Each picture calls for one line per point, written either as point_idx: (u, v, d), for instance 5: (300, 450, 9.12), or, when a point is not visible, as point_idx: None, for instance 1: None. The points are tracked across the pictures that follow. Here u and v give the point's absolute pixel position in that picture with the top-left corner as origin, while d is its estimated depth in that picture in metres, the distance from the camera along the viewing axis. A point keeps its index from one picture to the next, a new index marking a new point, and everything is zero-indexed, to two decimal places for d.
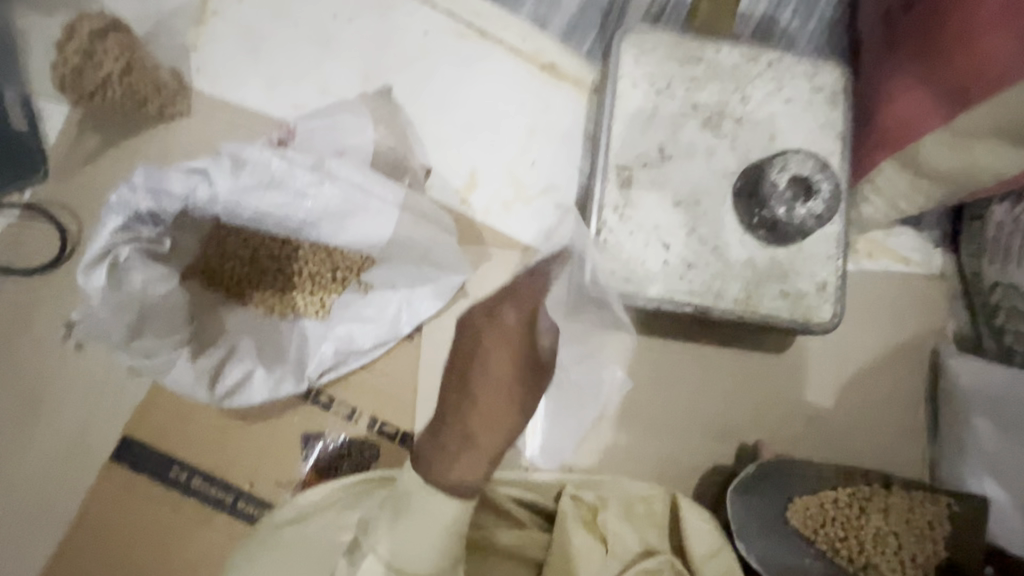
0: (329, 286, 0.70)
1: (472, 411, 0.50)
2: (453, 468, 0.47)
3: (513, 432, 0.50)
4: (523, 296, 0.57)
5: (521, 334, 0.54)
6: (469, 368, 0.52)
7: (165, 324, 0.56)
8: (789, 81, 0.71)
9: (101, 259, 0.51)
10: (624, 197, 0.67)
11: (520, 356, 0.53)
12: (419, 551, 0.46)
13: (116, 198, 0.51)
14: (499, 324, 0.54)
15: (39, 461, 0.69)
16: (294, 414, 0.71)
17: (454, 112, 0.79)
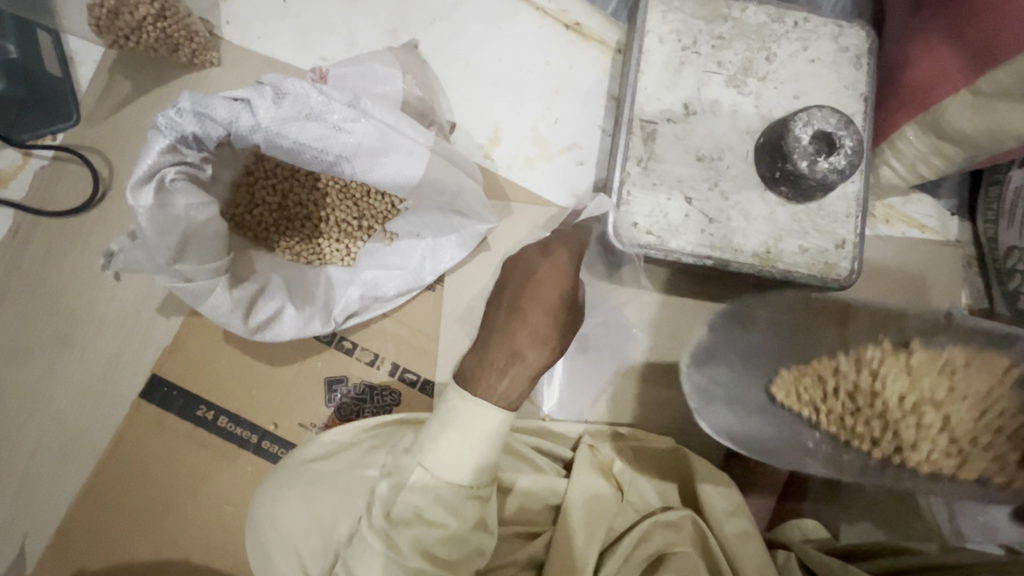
0: (355, 234, 0.72)
1: (522, 334, 0.56)
2: (499, 382, 0.54)
3: (553, 350, 0.58)
4: (565, 245, 0.64)
5: (569, 271, 0.61)
6: (519, 293, 0.60)
7: (207, 250, 0.57)
8: (814, 41, 0.71)
9: (149, 178, 0.53)
10: (648, 151, 0.68)
11: (564, 289, 0.60)
12: (463, 455, 0.53)
13: (164, 119, 0.53)
14: (553, 259, 0.61)
15: (71, 396, 0.71)
16: (318, 358, 0.73)
17: (479, 68, 0.80)
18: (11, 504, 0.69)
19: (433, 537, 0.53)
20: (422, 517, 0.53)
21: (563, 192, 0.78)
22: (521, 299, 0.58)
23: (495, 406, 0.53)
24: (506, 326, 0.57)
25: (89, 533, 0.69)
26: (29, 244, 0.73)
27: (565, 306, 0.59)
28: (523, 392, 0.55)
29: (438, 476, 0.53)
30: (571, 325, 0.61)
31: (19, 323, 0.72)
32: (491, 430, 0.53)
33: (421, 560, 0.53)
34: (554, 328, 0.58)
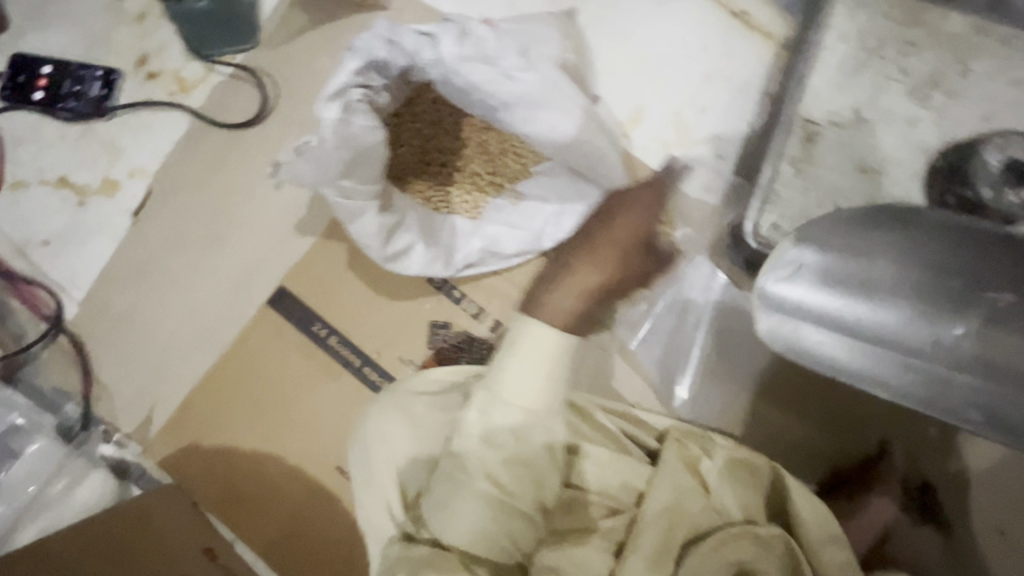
0: (484, 188, 0.74)
1: (587, 258, 0.61)
2: (552, 298, 0.58)
3: (616, 275, 0.60)
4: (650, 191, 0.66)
5: (652, 214, 0.63)
6: (591, 229, 0.65)
7: (369, 174, 0.61)
8: (1022, 61, 0.64)
9: (336, 94, 0.59)
10: (806, 152, 0.64)
11: (637, 228, 0.62)
12: (530, 380, 0.55)
13: (360, 43, 0.62)
14: (627, 200, 0.65)
15: (209, 290, 0.78)
16: (427, 301, 0.76)
17: (633, 45, 0.79)
18: (146, 374, 0.78)
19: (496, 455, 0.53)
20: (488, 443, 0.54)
21: (696, 183, 0.76)
22: (592, 232, 0.64)
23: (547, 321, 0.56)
24: (571, 254, 0.62)
25: (205, 413, 0.76)
26: (199, 150, 0.80)
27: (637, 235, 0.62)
28: (576, 308, 0.58)
29: (503, 401, 0.55)
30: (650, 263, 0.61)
31: (179, 216, 0.80)
32: (556, 355, 0.56)
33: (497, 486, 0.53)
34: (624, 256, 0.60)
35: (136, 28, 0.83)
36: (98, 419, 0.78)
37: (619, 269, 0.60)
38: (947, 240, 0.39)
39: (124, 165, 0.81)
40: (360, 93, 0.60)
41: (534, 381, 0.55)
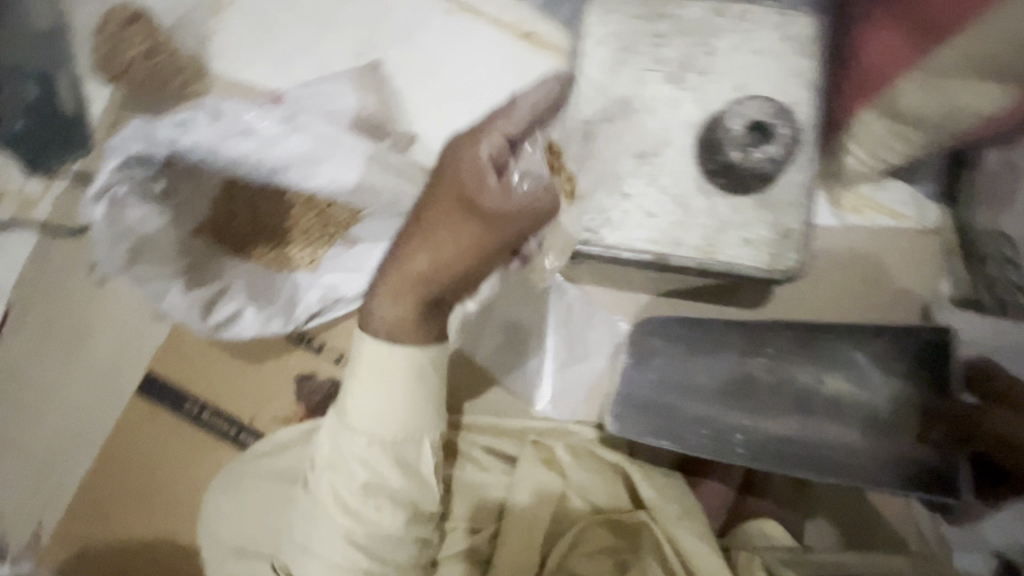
0: (319, 241, 0.77)
1: (421, 252, 0.60)
2: (382, 305, 0.60)
3: (455, 263, 0.61)
4: (478, 163, 0.62)
5: (483, 166, 0.62)
6: (423, 201, 0.64)
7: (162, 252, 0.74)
8: (757, 33, 0.71)
9: (103, 196, 0.70)
10: (584, 152, 0.71)
11: (461, 189, 0.61)
12: (375, 410, 0.57)
13: (113, 147, 0.69)
14: (463, 155, 0.63)
15: (78, 392, 0.80)
16: (289, 357, 0.79)
17: (439, 82, 0.85)
18: (30, 488, 0.78)
19: (339, 504, 0.57)
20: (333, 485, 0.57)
21: None
22: (427, 200, 0.63)
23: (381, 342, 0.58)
24: (419, 225, 0.62)
25: (94, 512, 0.77)
26: (46, 260, 0.82)
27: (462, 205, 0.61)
28: (405, 316, 0.59)
29: (347, 426, 0.58)
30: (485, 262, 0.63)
31: (36, 327, 0.81)
32: (397, 374, 0.57)
33: (350, 519, 0.57)
34: (466, 250, 0.60)
35: None
36: None
37: (467, 246, 0.60)
38: (728, 374, 0.71)
39: None
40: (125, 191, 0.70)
41: (391, 411, 0.57)
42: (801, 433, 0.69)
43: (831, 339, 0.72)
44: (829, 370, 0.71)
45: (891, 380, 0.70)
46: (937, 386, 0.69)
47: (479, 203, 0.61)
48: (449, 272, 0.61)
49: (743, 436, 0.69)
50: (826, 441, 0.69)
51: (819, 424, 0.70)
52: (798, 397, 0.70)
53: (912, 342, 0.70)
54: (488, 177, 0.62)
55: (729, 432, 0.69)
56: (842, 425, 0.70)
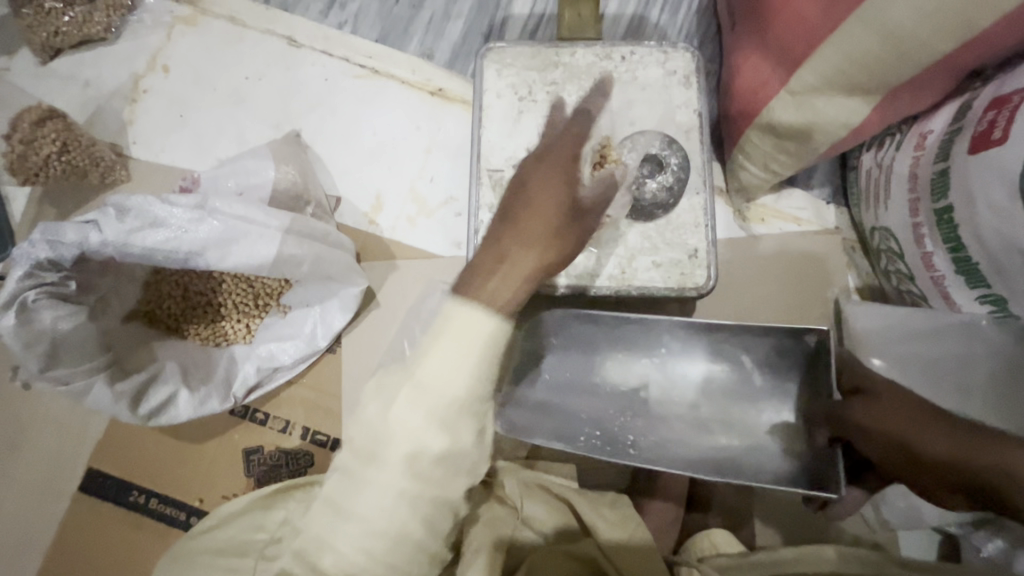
0: (253, 312, 0.78)
1: (533, 220, 0.47)
2: (490, 282, 0.46)
3: (554, 251, 0.47)
4: (570, 135, 0.53)
5: (564, 171, 0.50)
6: (512, 197, 0.48)
7: (79, 355, 0.61)
8: (642, 70, 0.76)
9: (10, 304, 0.57)
10: (497, 197, 0.73)
11: (563, 197, 0.48)
12: (435, 382, 0.45)
13: (17, 250, 0.56)
14: (547, 159, 0.50)
15: (12, 500, 0.76)
16: (234, 432, 0.78)
17: (357, 143, 0.88)
18: None
19: (409, 457, 0.46)
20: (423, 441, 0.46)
21: (446, 243, 0.84)
22: (511, 204, 0.48)
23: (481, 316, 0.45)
24: (507, 226, 0.47)
25: None
26: None
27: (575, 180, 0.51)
28: (519, 297, 0.47)
29: (415, 391, 0.46)
30: (577, 232, 0.50)
31: None
32: (478, 337, 0.45)
33: (413, 485, 0.47)
34: (553, 234, 0.47)
35: None
36: None
37: (553, 254, 0.47)
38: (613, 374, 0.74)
39: None
40: (38, 294, 0.58)
41: (464, 376, 0.45)
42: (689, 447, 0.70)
43: (729, 338, 0.71)
44: (717, 369, 0.73)
45: (773, 383, 0.72)
46: (811, 386, 0.70)
47: (582, 197, 0.50)
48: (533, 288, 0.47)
49: (633, 438, 0.71)
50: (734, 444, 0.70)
51: (705, 419, 0.72)
52: (691, 408, 0.72)
53: (798, 346, 0.70)
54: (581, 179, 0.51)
55: (611, 428, 0.71)
56: (729, 432, 0.71)
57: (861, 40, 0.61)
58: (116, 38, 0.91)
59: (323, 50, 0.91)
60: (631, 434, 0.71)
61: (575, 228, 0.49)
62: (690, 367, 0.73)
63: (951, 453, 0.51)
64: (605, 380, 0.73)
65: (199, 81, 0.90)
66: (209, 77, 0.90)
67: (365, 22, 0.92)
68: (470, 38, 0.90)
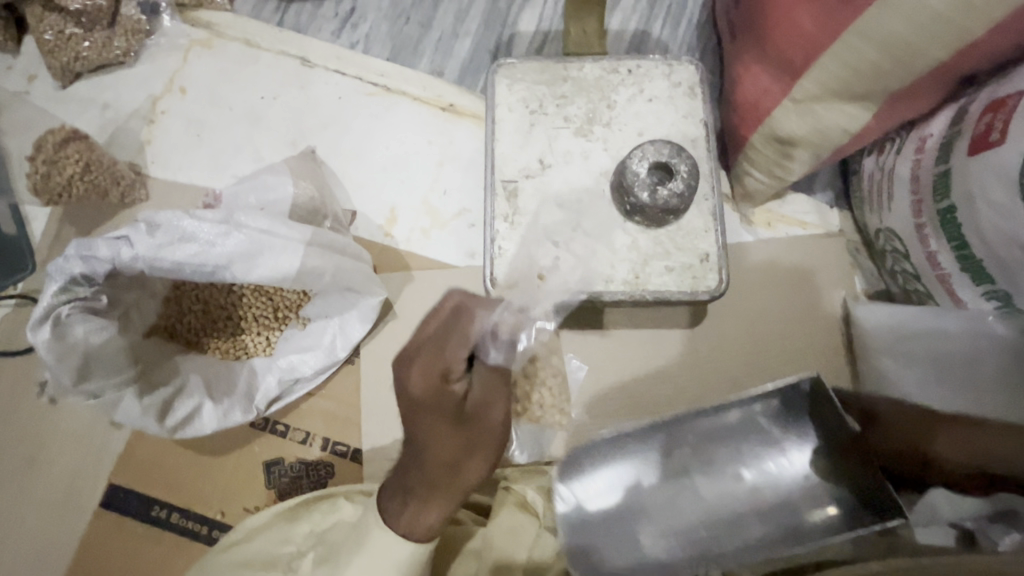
0: (272, 325, 0.80)
1: (424, 465, 0.53)
2: (419, 520, 0.54)
3: (459, 484, 0.54)
4: (420, 354, 0.54)
5: (446, 403, 0.53)
6: (410, 448, 0.55)
7: (111, 365, 0.62)
8: (649, 83, 0.79)
9: (45, 318, 0.57)
10: (512, 207, 0.75)
11: (435, 409, 0.53)
12: None
13: (53, 267, 0.57)
14: (409, 395, 0.53)
15: (34, 517, 0.77)
16: (254, 444, 0.79)
17: (370, 158, 0.90)
18: None
19: None
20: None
21: (460, 253, 0.86)
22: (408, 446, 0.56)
23: (414, 542, 0.54)
24: (414, 469, 0.54)
25: None
26: None
27: (445, 408, 0.53)
28: (437, 523, 0.54)
29: None
30: (486, 432, 0.54)
31: None
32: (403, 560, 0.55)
33: None
34: (468, 448, 0.53)
35: None
36: None
37: (475, 459, 0.54)
38: (640, 465, 0.68)
39: None
40: (71, 308, 0.58)
41: None
42: (710, 514, 0.67)
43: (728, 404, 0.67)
44: (733, 440, 0.68)
45: (786, 432, 0.67)
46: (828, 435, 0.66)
47: (465, 395, 0.54)
48: (477, 475, 0.54)
49: (704, 534, 0.66)
50: (760, 487, 0.67)
51: (749, 487, 0.67)
52: (716, 482, 0.68)
53: (795, 397, 0.66)
54: (462, 351, 0.54)
55: (675, 525, 0.67)
56: (769, 492, 0.67)
57: (862, 49, 0.64)
58: (134, 62, 0.94)
59: (337, 69, 0.93)
60: (693, 526, 0.66)
61: (470, 434, 0.53)
62: (708, 435, 0.68)
63: (971, 461, 0.59)
64: (628, 454, 0.68)
65: (216, 101, 0.93)
66: (225, 98, 0.93)
67: (377, 41, 0.95)
68: (478, 55, 0.94)
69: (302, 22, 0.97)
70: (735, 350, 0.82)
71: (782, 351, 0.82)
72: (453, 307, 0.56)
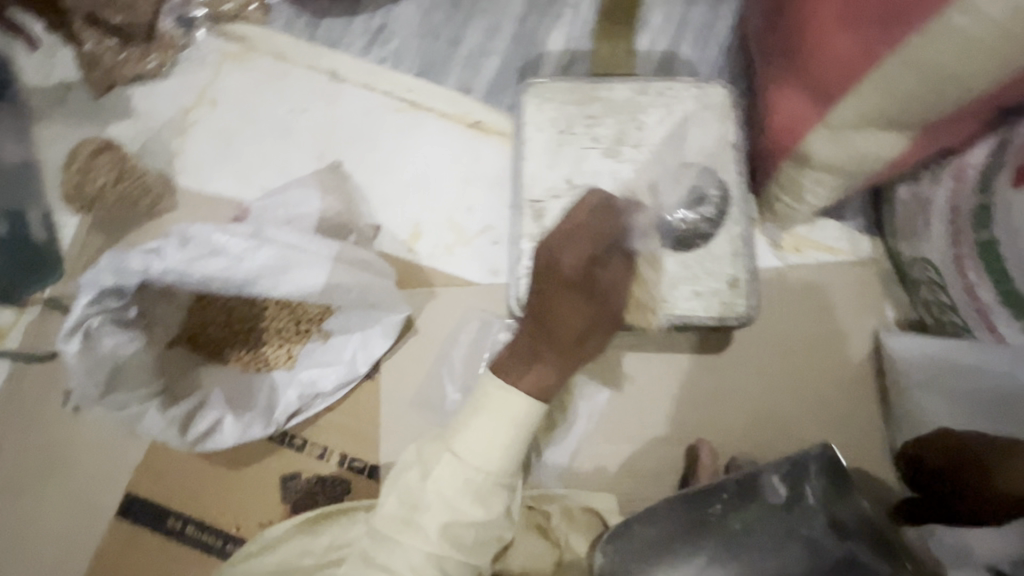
0: (293, 338, 0.79)
1: (561, 309, 0.62)
2: (519, 368, 0.61)
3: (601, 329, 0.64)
4: (576, 231, 0.66)
5: (576, 286, 0.63)
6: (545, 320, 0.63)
7: (137, 379, 0.65)
8: (679, 105, 0.78)
9: (75, 330, 0.60)
10: (539, 226, 0.75)
11: (580, 306, 0.63)
12: (500, 434, 0.60)
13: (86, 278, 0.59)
14: (559, 274, 0.63)
15: (51, 525, 0.77)
16: (271, 458, 0.78)
17: (397, 173, 0.90)
18: None
19: (446, 528, 0.59)
20: (446, 505, 0.59)
21: (484, 271, 0.85)
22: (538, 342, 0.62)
23: (529, 396, 0.60)
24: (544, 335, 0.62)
25: None
26: (18, 388, 0.81)
27: (577, 283, 0.63)
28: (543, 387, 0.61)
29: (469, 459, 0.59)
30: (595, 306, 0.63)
31: (9, 461, 0.79)
32: (519, 412, 0.60)
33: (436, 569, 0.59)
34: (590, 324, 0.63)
35: None
36: None
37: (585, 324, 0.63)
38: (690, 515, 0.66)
39: None
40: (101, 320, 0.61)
41: (496, 433, 0.59)
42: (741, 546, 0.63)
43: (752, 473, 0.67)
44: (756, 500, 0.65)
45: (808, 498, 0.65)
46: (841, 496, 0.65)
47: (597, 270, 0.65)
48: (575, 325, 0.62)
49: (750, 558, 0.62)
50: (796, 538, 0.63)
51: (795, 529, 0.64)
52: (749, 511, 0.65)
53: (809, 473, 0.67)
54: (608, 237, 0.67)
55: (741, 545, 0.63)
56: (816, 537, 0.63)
57: (898, 76, 0.62)
58: (167, 73, 0.95)
59: (365, 84, 0.94)
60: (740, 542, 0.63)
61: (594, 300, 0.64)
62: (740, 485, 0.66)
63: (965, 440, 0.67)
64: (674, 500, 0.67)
65: (246, 112, 0.94)
66: (255, 110, 0.94)
67: (405, 58, 0.96)
68: (506, 73, 0.94)
69: (332, 36, 0.98)
70: (765, 378, 0.80)
71: (811, 379, 0.80)
72: (597, 203, 0.68)
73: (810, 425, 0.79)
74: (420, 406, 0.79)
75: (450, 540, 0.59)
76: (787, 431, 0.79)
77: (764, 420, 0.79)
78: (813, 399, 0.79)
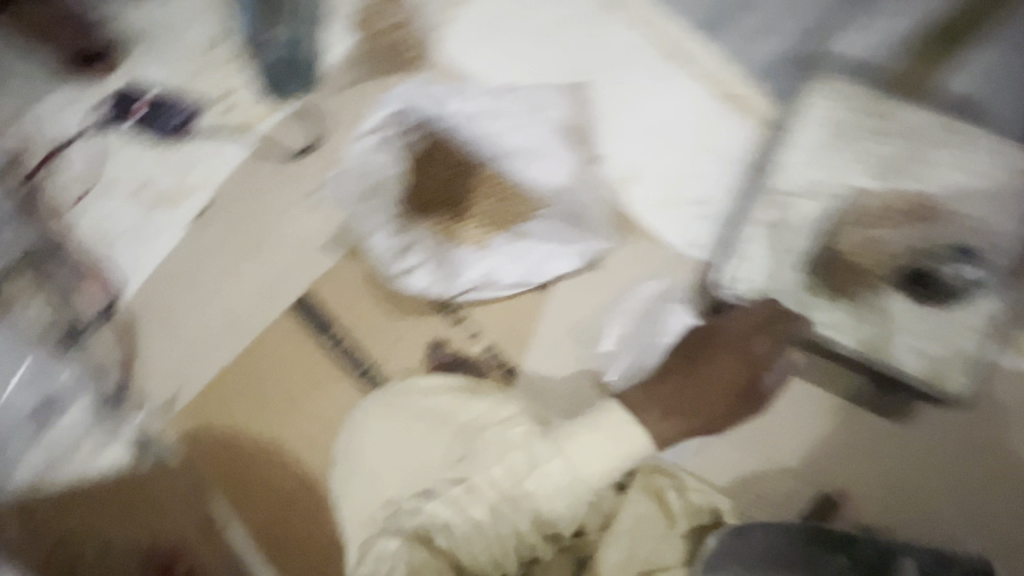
0: (491, 226, 0.84)
1: (708, 377, 0.73)
2: (661, 420, 0.69)
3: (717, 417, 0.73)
4: (766, 328, 0.74)
5: (747, 364, 0.73)
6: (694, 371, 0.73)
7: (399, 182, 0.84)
8: (974, 151, 0.76)
9: None
10: (782, 218, 0.79)
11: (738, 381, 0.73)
12: (608, 462, 0.66)
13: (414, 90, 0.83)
14: (746, 350, 0.73)
15: (243, 290, 0.90)
16: (430, 319, 0.85)
17: (637, 115, 0.89)
18: (177, 356, 0.89)
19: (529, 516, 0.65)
20: (551, 497, 0.64)
21: (682, 239, 0.84)
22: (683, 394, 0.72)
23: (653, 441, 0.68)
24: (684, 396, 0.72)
25: (221, 395, 0.87)
26: (258, 168, 0.94)
27: (752, 365, 0.73)
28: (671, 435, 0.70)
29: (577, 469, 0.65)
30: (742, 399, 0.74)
31: (232, 224, 0.92)
32: (632, 451, 0.67)
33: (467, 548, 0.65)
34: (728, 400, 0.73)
35: (221, 68, 0.99)
36: (131, 389, 0.88)
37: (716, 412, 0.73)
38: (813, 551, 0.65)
39: (194, 177, 0.95)
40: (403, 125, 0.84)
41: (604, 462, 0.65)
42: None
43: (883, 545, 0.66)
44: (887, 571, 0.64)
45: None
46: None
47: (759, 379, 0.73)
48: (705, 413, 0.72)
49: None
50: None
51: None
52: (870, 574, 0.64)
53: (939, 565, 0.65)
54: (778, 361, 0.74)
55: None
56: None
57: None
58: None
59: (641, 16, 0.92)
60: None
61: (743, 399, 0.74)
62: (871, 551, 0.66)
63: None
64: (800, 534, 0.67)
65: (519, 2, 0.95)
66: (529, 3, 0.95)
67: (688, 5, 0.92)
68: (787, 57, 0.88)
69: None
70: (930, 464, 0.76)
71: (979, 487, 0.75)
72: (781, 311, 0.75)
73: (956, 528, 0.75)
74: (575, 334, 0.82)
75: (534, 525, 0.66)
76: (928, 522, 0.75)
77: (911, 502, 0.76)
78: (972, 506, 0.75)
